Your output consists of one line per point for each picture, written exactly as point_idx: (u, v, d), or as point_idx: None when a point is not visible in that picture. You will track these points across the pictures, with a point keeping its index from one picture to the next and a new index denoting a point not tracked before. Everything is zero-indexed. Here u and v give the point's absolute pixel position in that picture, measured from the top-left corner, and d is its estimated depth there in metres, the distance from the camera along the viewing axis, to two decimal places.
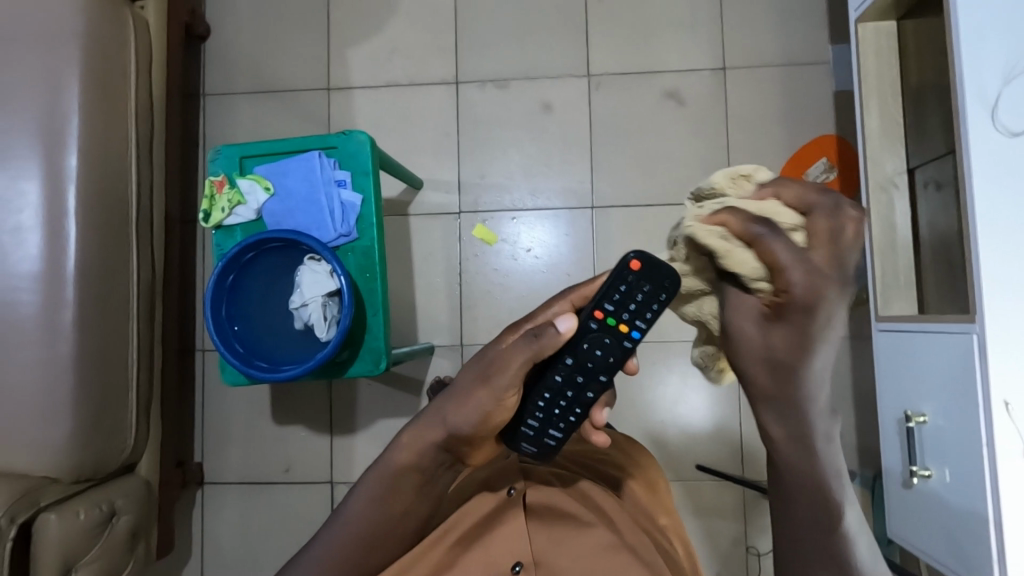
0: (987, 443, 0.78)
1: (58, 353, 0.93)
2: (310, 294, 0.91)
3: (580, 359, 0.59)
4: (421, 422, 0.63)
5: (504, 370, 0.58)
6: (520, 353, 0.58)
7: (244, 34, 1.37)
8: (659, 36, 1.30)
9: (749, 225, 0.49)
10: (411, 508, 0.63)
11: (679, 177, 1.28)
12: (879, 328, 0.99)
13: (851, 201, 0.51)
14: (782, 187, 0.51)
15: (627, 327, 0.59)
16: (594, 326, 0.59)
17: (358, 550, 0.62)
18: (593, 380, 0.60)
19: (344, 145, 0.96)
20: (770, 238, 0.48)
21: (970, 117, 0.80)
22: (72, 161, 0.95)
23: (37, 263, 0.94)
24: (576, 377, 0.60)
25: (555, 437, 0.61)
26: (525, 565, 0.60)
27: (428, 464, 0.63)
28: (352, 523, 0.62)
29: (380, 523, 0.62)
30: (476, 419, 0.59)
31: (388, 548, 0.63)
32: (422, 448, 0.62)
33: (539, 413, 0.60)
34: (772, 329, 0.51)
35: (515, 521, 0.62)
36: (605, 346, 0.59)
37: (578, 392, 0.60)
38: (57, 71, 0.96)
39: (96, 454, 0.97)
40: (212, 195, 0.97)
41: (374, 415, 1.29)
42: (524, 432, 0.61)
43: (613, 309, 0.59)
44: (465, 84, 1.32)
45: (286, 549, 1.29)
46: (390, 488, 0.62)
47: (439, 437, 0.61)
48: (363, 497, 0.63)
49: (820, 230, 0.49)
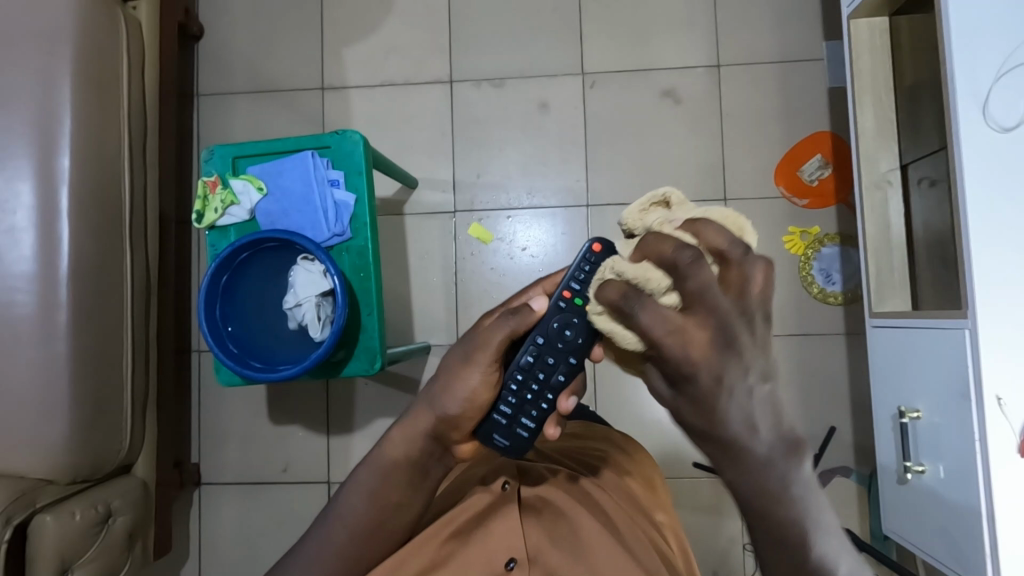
0: (979, 439, 0.79)
1: (53, 354, 0.93)
2: (304, 294, 0.91)
3: (550, 338, 0.57)
4: (413, 412, 0.63)
5: (484, 348, 0.59)
6: (500, 330, 0.59)
7: (238, 35, 1.37)
8: (653, 33, 1.30)
9: (615, 297, 0.43)
10: (403, 500, 0.63)
11: (674, 175, 1.28)
12: (874, 324, 0.99)
13: (726, 250, 0.41)
14: (647, 242, 0.43)
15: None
16: (563, 306, 0.56)
17: (353, 544, 0.62)
18: (563, 361, 0.58)
19: (338, 145, 0.96)
20: (637, 308, 0.42)
21: (963, 113, 0.79)
22: (65, 161, 0.95)
23: (31, 264, 0.94)
24: (547, 357, 0.58)
25: (527, 427, 0.60)
26: (519, 561, 0.58)
27: (420, 455, 0.62)
28: (345, 518, 0.62)
29: (374, 517, 0.62)
30: (461, 401, 0.60)
31: (381, 542, 0.62)
32: (413, 436, 0.62)
33: (511, 399, 0.60)
34: (680, 399, 0.44)
35: (510, 517, 0.61)
36: (574, 327, 0.56)
37: (548, 375, 0.59)
38: (49, 71, 0.96)
39: (92, 454, 0.97)
40: (204, 195, 0.96)
41: (370, 415, 1.29)
42: (496, 420, 0.60)
43: (580, 288, 0.55)
44: (459, 83, 1.32)
45: (283, 549, 1.29)
46: (384, 481, 0.62)
47: (430, 425, 0.62)
48: (356, 490, 0.62)
49: (691, 290, 0.40)
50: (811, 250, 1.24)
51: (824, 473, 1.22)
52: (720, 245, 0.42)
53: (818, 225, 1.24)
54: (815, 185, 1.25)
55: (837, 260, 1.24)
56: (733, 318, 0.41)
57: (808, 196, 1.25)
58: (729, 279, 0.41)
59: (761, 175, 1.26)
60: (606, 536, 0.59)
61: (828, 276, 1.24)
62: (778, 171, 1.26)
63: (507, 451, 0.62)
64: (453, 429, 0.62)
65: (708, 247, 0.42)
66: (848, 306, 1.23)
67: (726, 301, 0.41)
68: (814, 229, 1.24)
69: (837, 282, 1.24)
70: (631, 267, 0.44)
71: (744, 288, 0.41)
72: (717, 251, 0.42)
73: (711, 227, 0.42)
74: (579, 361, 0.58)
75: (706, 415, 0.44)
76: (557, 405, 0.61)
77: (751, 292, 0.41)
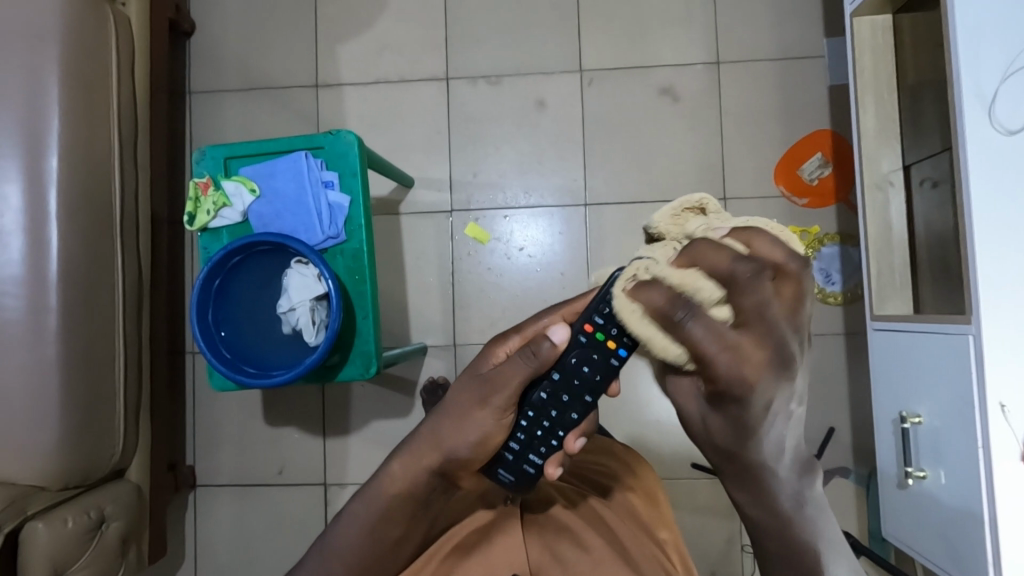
0: (982, 447, 0.78)
1: (42, 358, 0.91)
2: (298, 298, 0.90)
3: (567, 375, 0.56)
4: (416, 444, 0.62)
5: (500, 392, 0.57)
6: (518, 371, 0.57)
7: (230, 31, 1.35)
8: (652, 30, 1.28)
9: (665, 303, 0.45)
10: (402, 529, 0.63)
11: (672, 174, 1.26)
12: (875, 327, 0.98)
13: (782, 262, 0.44)
14: (696, 249, 0.44)
15: (615, 343, 0.53)
16: (583, 340, 0.55)
17: (353, 569, 0.63)
18: (577, 400, 0.57)
19: (331, 145, 0.94)
20: (688, 318, 0.43)
21: (968, 114, 0.78)
22: (53, 162, 0.93)
23: (20, 268, 0.92)
24: (561, 395, 0.57)
25: (534, 463, 0.60)
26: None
27: (423, 489, 0.62)
28: (345, 546, 0.63)
29: (374, 543, 0.63)
30: (472, 441, 0.59)
31: (383, 565, 0.64)
32: (417, 473, 0.61)
33: (520, 435, 0.59)
34: (713, 414, 0.48)
35: (512, 534, 0.61)
36: (592, 363, 0.55)
37: (561, 414, 0.58)
38: (37, 70, 0.94)
39: (83, 460, 0.96)
40: (196, 197, 0.95)
41: (367, 417, 1.28)
42: (504, 457, 0.60)
43: (603, 323, 0.53)
44: (455, 81, 1.30)
45: (278, 551, 1.28)
46: (384, 514, 0.62)
47: (435, 463, 0.61)
48: (357, 522, 0.63)
49: (748, 306, 0.43)
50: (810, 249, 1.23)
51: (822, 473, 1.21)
52: (778, 259, 0.44)
53: (818, 225, 1.23)
54: (815, 184, 1.24)
55: (837, 260, 1.23)
56: (788, 327, 0.45)
57: (808, 195, 1.24)
58: (785, 291, 0.44)
59: (760, 174, 1.25)
60: (610, 554, 0.59)
61: (828, 276, 1.23)
62: (777, 170, 1.25)
63: (511, 487, 0.61)
64: (459, 465, 0.61)
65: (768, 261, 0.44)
66: (847, 306, 1.23)
67: (780, 318, 0.44)
68: (813, 228, 1.23)
69: (836, 282, 1.23)
70: (676, 272, 0.45)
71: (799, 298, 0.45)
72: (774, 264, 0.44)
73: (764, 238, 0.45)
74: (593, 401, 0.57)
75: (736, 429, 0.48)
76: (564, 445, 0.60)
77: (803, 307, 0.45)
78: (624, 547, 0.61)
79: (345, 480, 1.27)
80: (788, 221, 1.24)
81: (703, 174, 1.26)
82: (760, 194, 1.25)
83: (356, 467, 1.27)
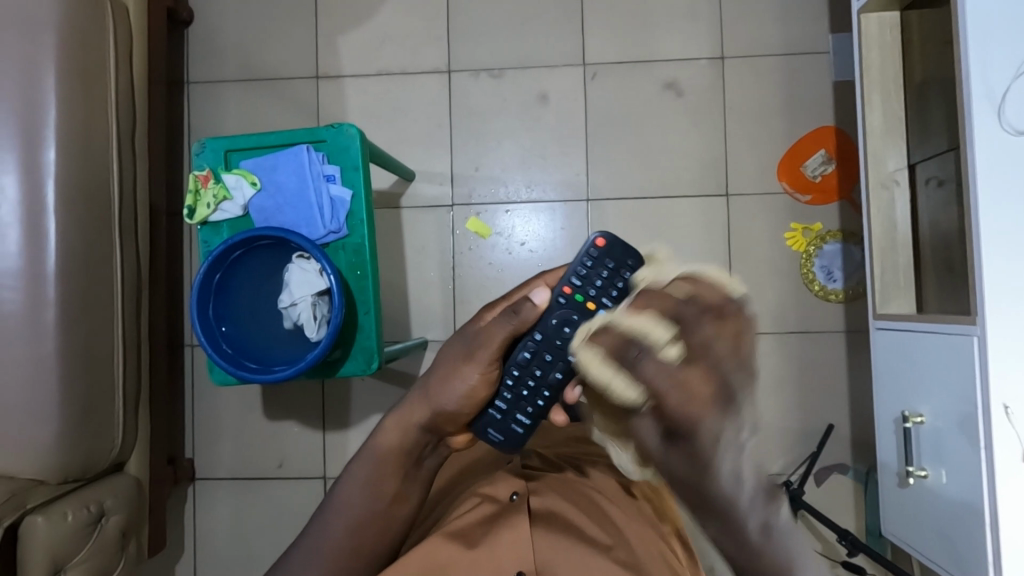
0: (984, 448, 0.78)
1: (40, 353, 0.91)
2: (299, 294, 0.89)
3: (548, 334, 0.64)
4: (406, 409, 0.68)
5: (485, 346, 0.64)
6: (502, 327, 0.65)
7: (230, 21, 1.33)
8: (657, 22, 1.27)
9: (620, 344, 0.52)
10: (399, 492, 0.67)
11: (677, 169, 1.26)
12: (878, 326, 0.98)
13: (722, 307, 0.53)
14: (653, 300, 0.55)
15: (594, 303, 0.64)
16: (563, 301, 0.64)
17: (354, 536, 0.66)
18: (560, 358, 0.64)
19: (333, 139, 0.93)
20: (642, 355, 0.49)
21: (976, 114, 0.78)
22: (50, 154, 0.92)
23: (18, 260, 0.91)
24: (545, 353, 0.64)
25: (522, 423, 0.66)
26: (527, 573, 0.57)
27: (413, 445, 0.67)
28: (346, 511, 0.66)
29: (373, 506, 0.66)
30: (460, 393, 0.65)
31: (380, 533, 0.66)
32: (413, 435, 0.68)
33: (507, 394, 0.66)
34: (671, 450, 0.51)
35: (519, 529, 0.59)
36: (572, 323, 0.63)
37: (545, 372, 0.64)
38: (36, 60, 0.93)
39: (82, 454, 0.95)
40: (196, 190, 0.94)
41: (367, 411, 1.28)
42: (492, 415, 0.66)
43: (581, 287, 0.64)
44: (457, 73, 1.29)
45: (278, 544, 1.28)
46: (379, 472, 0.67)
47: (425, 417, 0.67)
48: (360, 486, 0.67)
49: (692, 345, 0.50)
50: (812, 247, 1.23)
51: (821, 470, 1.22)
52: (714, 301, 0.53)
53: (820, 222, 1.23)
54: (819, 180, 1.23)
55: (838, 257, 1.23)
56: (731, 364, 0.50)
57: (811, 192, 1.23)
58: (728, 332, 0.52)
59: (762, 170, 1.25)
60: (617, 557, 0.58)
61: (829, 273, 1.23)
62: (781, 167, 1.25)
63: (500, 448, 0.67)
64: (444, 419, 0.67)
65: (708, 302, 0.53)
66: (849, 303, 1.23)
67: (719, 352, 0.50)
68: (816, 225, 1.23)
69: (838, 280, 1.23)
70: (628, 317, 0.53)
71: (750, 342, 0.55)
72: (714, 309, 0.53)
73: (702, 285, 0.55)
74: (575, 358, 0.64)
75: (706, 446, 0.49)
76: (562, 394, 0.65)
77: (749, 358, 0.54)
78: (625, 538, 0.62)
79: None
80: (791, 218, 1.24)
81: (706, 169, 1.26)
82: (764, 190, 1.25)
83: None
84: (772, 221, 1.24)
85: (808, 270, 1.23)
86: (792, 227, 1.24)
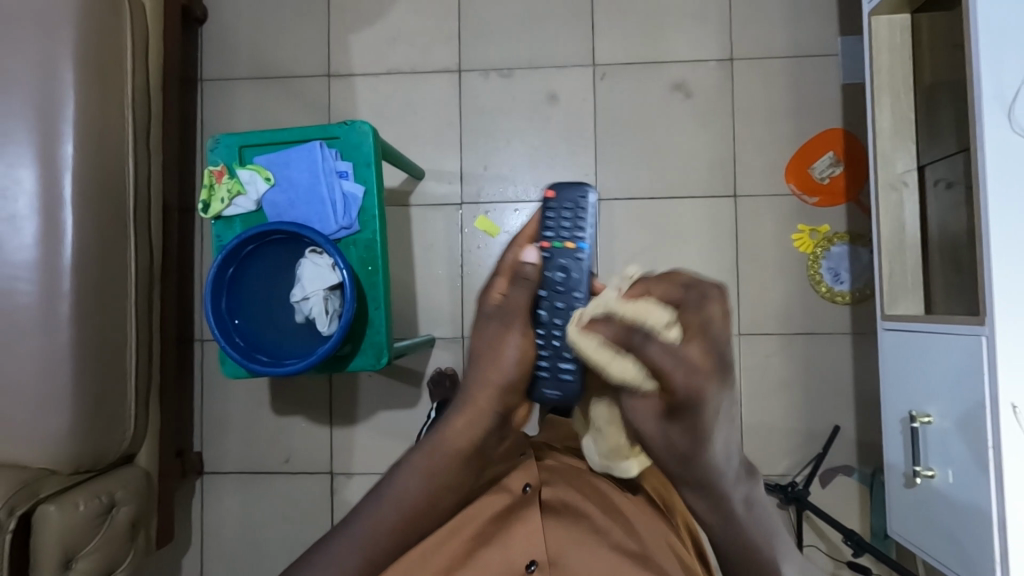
0: (992, 448, 0.78)
1: (54, 344, 0.92)
2: (311, 288, 0.90)
3: (549, 283, 0.63)
4: (472, 399, 0.59)
5: (519, 306, 0.59)
6: (520, 291, 0.59)
7: (244, 19, 1.34)
8: (666, 24, 1.28)
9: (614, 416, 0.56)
10: (457, 482, 0.61)
11: (685, 170, 1.26)
12: (885, 326, 0.98)
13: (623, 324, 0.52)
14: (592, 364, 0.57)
15: (573, 242, 0.66)
16: (547, 253, 0.64)
17: (405, 526, 0.60)
18: (570, 300, 0.63)
19: (346, 136, 0.94)
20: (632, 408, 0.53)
21: (986, 116, 0.78)
22: (68, 147, 0.94)
23: (33, 252, 0.92)
24: (555, 301, 0.62)
25: (570, 369, 0.60)
26: (539, 565, 0.61)
27: (485, 438, 0.60)
28: (401, 500, 0.59)
29: (427, 500, 0.60)
30: (518, 361, 0.58)
31: (428, 528, 0.61)
32: (482, 424, 0.59)
33: (543, 350, 0.60)
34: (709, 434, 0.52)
35: (532, 525, 0.62)
36: (563, 264, 0.64)
37: (566, 313, 0.62)
38: (54, 55, 0.94)
39: (94, 445, 0.96)
40: (210, 185, 0.95)
41: (373, 408, 1.29)
42: (540, 374, 0.60)
43: (554, 233, 0.66)
44: (468, 73, 1.30)
45: (284, 538, 1.29)
46: (444, 461, 0.60)
47: (497, 402, 0.59)
48: (413, 478, 0.59)
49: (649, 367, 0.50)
50: (819, 248, 1.23)
51: (826, 471, 1.22)
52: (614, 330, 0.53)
53: (827, 224, 1.24)
54: (826, 183, 1.24)
55: (845, 258, 1.23)
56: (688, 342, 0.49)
57: (819, 194, 1.24)
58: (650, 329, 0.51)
59: (771, 172, 1.25)
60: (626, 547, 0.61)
61: (836, 275, 1.23)
62: (789, 169, 1.25)
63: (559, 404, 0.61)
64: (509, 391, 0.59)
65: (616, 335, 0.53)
66: (855, 305, 1.23)
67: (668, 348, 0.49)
68: (823, 227, 1.23)
69: (845, 282, 1.23)
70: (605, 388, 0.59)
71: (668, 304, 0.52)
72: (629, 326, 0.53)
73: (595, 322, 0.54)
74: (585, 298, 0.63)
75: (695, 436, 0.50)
76: None
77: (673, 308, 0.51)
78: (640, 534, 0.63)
79: (352, 470, 1.28)
80: (798, 220, 1.24)
81: (714, 170, 1.26)
82: (772, 192, 1.25)
83: (363, 458, 1.28)
84: (780, 222, 1.25)
85: (814, 271, 1.23)
86: (799, 228, 1.24)
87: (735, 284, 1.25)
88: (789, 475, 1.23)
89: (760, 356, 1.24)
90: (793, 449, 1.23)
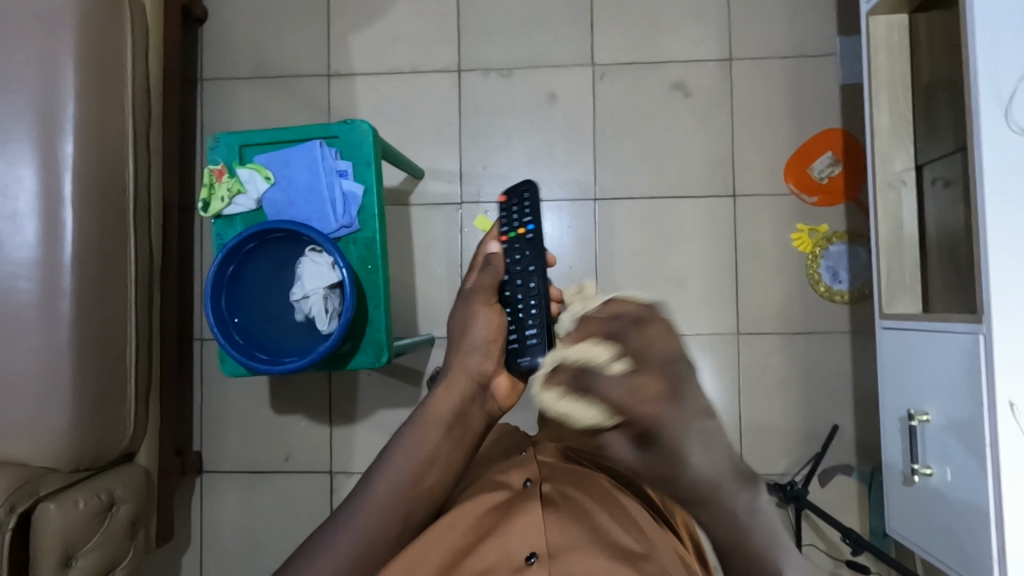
0: (989, 446, 0.78)
1: (54, 342, 0.92)
2: (311, 286, 0.90)
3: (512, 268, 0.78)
4: (450, 374, 0.76)
5: (476, 294, 0.78)
6: (482, 279, 0.79)
7: (244, 18, 1.35)
8: (665, 24, 1.28)
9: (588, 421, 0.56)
10: (444, 453, 0.72)
11: (685, 169, 1.27)
12: (884, 325, 0.99)
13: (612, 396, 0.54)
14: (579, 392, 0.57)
15: (524, 229, 0.79)
16: (507, 245, 0.79)
17: (400, 501, 0.69)
18: (529, 277, 0.76)
19: (346, 135, 0.94)
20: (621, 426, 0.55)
21: (984, 115, 0.79)
22: (68, 146, 0.94)
23: (34, 251, 0.93)
24: (517, 283, 0.77)
25: (534, 335, 0.73)
26: (541, 557, 0.57)
27: (460, 404, 0.74)
28: (394, 476, 0.70)
29: (419, 472, 0.70)
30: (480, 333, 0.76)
31: (422, 500, 0.69)
32: (458, 389, 0.75)
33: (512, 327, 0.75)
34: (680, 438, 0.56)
35: (531, 514, 0.60)
36: (522, 251, 0.78)
37: (526, 290, 0.76)
38: (54, 54, 0.94)
39: (95, 443, 0.96)
40: (211, 184, 0.95)
41: (374, 406, 1.29)
42: (511, 347, 0.75)
43: (508, 226, 0.80)
44: (467, 72, 1.31)
45: (283, 536, 1.29)
46: (429, 432, 0.72)
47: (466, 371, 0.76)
48: (407, 447, 0.71)
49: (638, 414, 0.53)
50: (818, 248, 1.23)
51: (824, 470, 1.23)
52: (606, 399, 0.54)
53: (826, 223, 1.24)
54: (825, 182, 1.24)
55: (844, 258, 1.23)
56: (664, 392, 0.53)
57: (818, 193, 1.24)
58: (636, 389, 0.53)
59: (770, 171, 1.26)
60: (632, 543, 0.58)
61: (835, 274, 1.23)
62: (788, 168, 1.25)
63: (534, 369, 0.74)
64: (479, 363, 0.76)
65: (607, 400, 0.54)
66: (854, 305, 1.23)
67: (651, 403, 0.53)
68: (822, 227, 1.24)
69: (844, 281, 1.23)
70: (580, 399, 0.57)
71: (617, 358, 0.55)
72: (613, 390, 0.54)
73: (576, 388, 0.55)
74: (540, 268, 0.76)
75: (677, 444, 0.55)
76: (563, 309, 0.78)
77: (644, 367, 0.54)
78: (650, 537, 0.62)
79: (351, 469, 1.29)
80: (797, 219, 1.25)
81: (713, 170, 1.27)
82: (770, 192, 1.25)
83: (363, 456, 1.29)
84: (779, 222, 1.25)
85: (813, 270, 1.24)
86: (798, 228, 1.25)
87: (734, 284, 1.25)
88: (788, 474, 1.23)
89: (759, 355, 1.25)
90: (792, 448, 1.23)
